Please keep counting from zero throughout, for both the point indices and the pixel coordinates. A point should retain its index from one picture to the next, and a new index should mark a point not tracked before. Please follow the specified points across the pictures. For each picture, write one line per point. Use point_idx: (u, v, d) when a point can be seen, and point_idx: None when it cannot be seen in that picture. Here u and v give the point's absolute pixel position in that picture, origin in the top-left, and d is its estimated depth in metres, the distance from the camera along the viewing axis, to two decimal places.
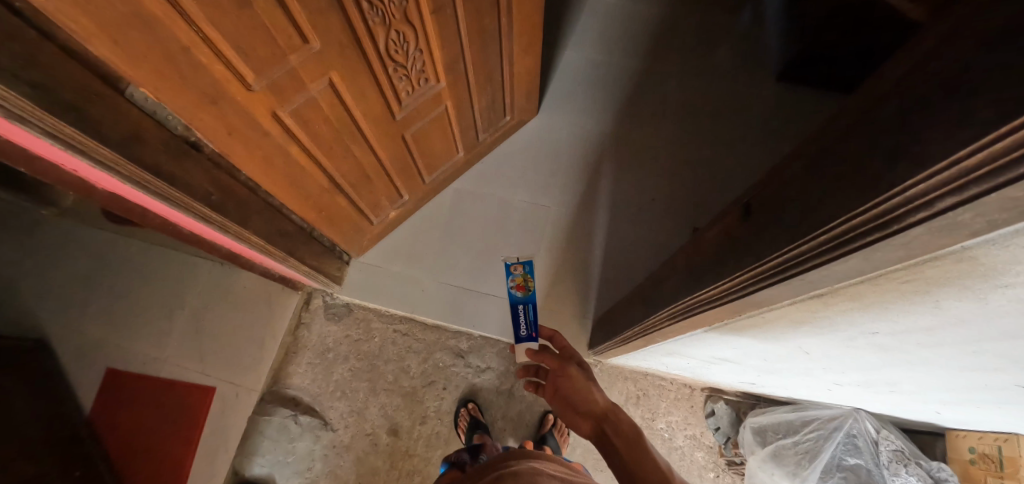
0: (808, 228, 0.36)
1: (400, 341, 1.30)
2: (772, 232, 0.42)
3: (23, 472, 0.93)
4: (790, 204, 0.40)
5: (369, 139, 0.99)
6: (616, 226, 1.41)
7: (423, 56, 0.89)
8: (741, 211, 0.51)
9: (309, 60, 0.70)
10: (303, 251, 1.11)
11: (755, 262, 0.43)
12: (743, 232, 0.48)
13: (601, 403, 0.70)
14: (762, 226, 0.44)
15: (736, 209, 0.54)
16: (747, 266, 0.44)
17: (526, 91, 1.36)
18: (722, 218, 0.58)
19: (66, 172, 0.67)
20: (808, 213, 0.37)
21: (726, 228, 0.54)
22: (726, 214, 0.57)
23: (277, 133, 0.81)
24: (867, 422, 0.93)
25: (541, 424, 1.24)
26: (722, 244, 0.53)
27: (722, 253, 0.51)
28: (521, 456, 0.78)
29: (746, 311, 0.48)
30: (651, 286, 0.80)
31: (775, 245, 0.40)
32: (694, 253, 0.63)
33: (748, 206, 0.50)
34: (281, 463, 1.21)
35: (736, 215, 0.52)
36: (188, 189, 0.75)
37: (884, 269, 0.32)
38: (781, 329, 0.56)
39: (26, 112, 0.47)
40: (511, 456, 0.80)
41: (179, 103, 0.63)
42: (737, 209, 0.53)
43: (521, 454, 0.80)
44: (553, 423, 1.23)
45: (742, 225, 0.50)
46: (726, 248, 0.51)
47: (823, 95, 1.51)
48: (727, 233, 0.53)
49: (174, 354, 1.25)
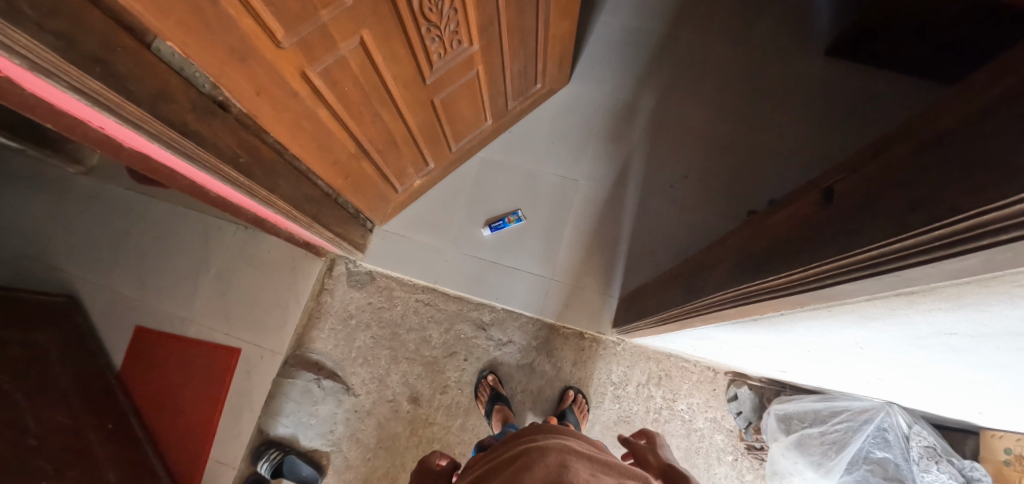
0: (905, 218, 0.32)
1: (422, 310, 1.30)
2: (865, 219, 0.36)
3: (61, 423, 0.97)
4: (889, 189, 0.35)
5: (397, 104, 0.95)
6: (645, 204, 1.36)
7: (458, 16, 0.82)
8: (821, 195, 0.45)
9: (341, 16, 0.65)
10: (328, 217, 1.09)
11: (836, 251, 0.39)
12: (824, 217, 0.43)
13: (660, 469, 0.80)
14: (848, 213, 0.39)
15: (815, 193, 0.48)
16: (826, 256, 0.40)
17: (559, 58, 1.29)
18: (793, 203, 0.53)
19: (94, 129, 0.64)
20: (909, 196, 0.32)
21: (798, 214, 0.49)
22: (799, 199, 0.51)
23: (306, 94, 0.77)
24: (899, 417, 0.91)
25: (561, 399, 1.22)
26: (792, 230, 0.48)
27: (792, 240, 0.47)
28: (548, 431, 0.79)
29: (811, 304, 0.45)
30: (691, 268, 0.76)
31: (863, 234, 0.36)
32: (752, 237, 0.58)
33: (831, 190, 0.44)
34: (304, 425, 1.23)
35: (814, 200, 0.46)
36: (214, 150, 0.71)
37: (986, 280, 0.27)
38: (839, 323, 0.52)
39: (51, 63, 0.44)
40: (538, 429, 0.81)
41: (206, 59, 0.60)
42: (816, 192, 0.48)
43: (548, 428, 0.81)
44: (573, 400, 1.21)
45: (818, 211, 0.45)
46: (799, 235, 0.46)
47: (875, 72, 1.41)
48: (801, 218, 0.48)
49: (199, 314, 1.27)
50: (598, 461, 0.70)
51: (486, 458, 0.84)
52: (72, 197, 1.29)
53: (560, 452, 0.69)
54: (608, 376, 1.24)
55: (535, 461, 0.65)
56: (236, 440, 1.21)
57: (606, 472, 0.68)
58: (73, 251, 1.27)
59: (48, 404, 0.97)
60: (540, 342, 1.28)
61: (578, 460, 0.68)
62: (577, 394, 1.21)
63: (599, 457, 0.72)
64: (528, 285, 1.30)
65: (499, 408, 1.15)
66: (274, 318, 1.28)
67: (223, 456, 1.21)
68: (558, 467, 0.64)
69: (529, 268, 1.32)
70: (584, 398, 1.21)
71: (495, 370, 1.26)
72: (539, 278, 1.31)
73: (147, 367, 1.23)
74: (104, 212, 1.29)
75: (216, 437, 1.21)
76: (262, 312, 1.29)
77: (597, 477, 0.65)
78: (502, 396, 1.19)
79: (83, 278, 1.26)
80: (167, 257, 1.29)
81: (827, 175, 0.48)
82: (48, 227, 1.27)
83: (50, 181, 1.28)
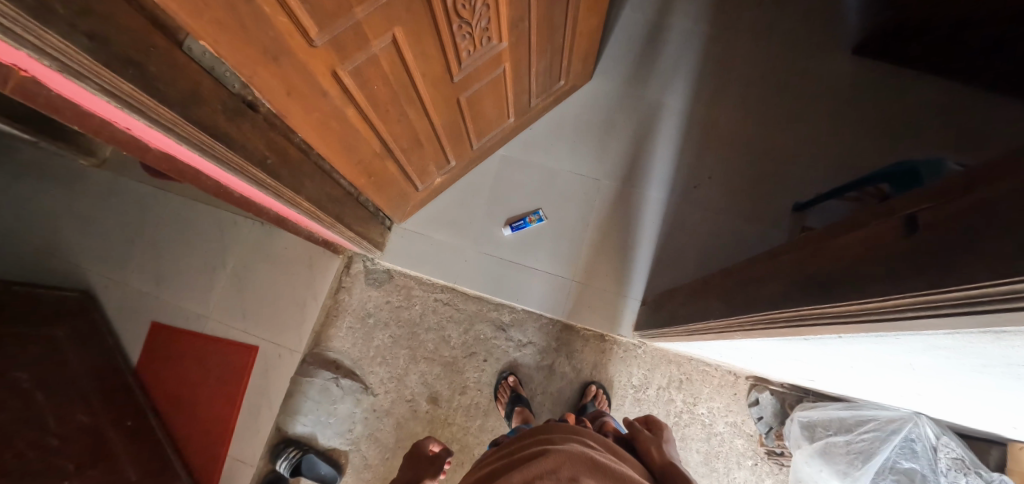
0: None
1: (441, 309, 1.29)
2: (931, 253, 0.35)
3: (80, 421, 0.97)
4: (963, 211, 0.33)
5: (424, 102, 0.92)
6: (668, 206, 1.34)
7: (490, 12, 0.79)
8: (904, 225, 0.40)
9: (376, 12, 0.62)
10: (350, 217, 1.07)
11: (901, 283, 0.37)
12: (903, 247, 0.39)
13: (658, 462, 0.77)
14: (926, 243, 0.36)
15: (888, 219, 0.44)
16: (892, 290, 0.37)
17: (584, 54, 1.25)
18: (864, 226, 0.48)
19: (121, 130, 0.61)
20: (977, 219, 0.31)
21: (872, 241, 0.44)
22: (871, 223, 0.47)
23: (336, 94, 0.74)
24: (927, 427, 0.91)
25: (582, 394, 1.22)
26: (860, 255, 0.45)
27: (855, 266, 0.45)
28: (565, 432, 0.78)
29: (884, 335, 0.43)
30: (732, 280, 0.74)
31: None
32: (811, 256, 0.55)
33: (916, 220, 0.39)
34: (323, 424, 1.22)
35: (893, 228, 0.42)
36: (243, 152, 0.69)
37: None
38: (899, 348, 0.50)
39: (84, 65, 0.42)
40: (556, 430, 0.80)
41: (238, 58, 0.57)
42: (885, 217, 0.45)
43: (564, 429, 0.80)
44: (594, 395, 1.20)
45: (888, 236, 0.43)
46: (872, 264, 0.42)
47: (906, 73, 1.38)
48: (876, 244, 0.44)
49: (215, 311, 1.26)
50: (611, 475, 0.64)
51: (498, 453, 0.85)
52: (87, 189, 1.26)
53: (572, 464, 0.64)
54: (628, 379, 1.23)
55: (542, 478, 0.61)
56: (255, 438, 1.21)
57: None
58: (88, 244, 1.25)
59: (67, 401, 0.96)
60: (560, 343, 1.27)
61: (590, 474, 0.63)
62: (599, 389, 1.21)
63: (614, 468, 0.65)
64: (547, 286, 1.29)
65: (519, 409, 1.14)
66: (291, 316, 1.27)
67: (241, 454, 1.20)
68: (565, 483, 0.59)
69: (549, 269, 1.30)
70: (605, 393, 1.21)
71: (515, 372, 1.25)
72: (560, 279, 1.29)
73: (163, 365, 1.22)
74: (119, 206, 1.27)
75: (234, 436, 1.21)
76: (279, 310, 1.27)
77: None
78: (522, 398, 1.18)
79: (98, 273, 1.24)
80: (183, 252, 1.27)
81: (910, 198, 0.44)
82: (63, 220, 1.25)
83: (64, 174, 1.26)
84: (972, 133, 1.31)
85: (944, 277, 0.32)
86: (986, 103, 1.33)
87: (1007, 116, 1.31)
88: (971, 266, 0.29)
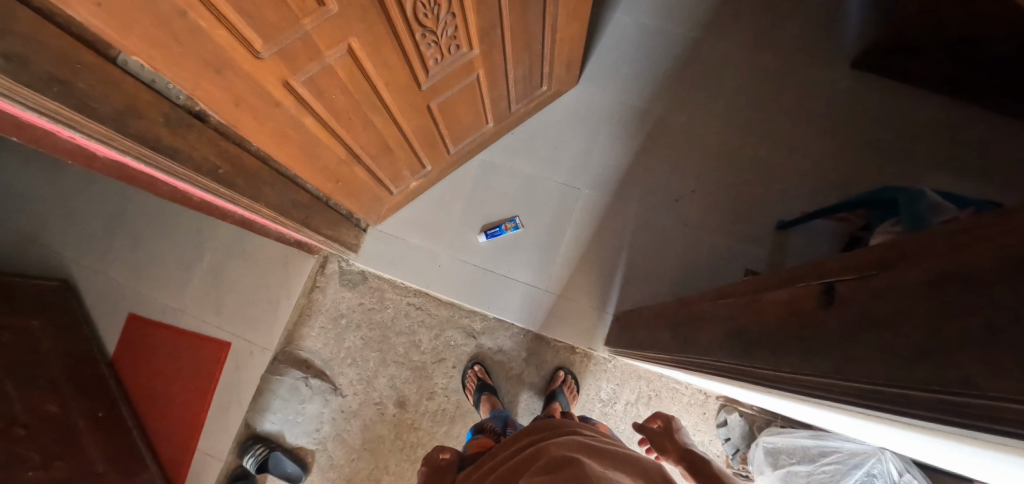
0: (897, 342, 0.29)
1: (413, 314, 1.28)
2: (846, 334, 0.33)
3: (50, 412, 0.98)
4: (887, 294, 0.31)
5: (391, 110, 0.91)
6: (649, 218, 1.31)
7: (456, 21, 0.77)
8: (822, 293, 0.39)
9: (325, 24, 0.61)
10: (318, 221, 1.07)
11: (817, 360, 0.35)
12: (820, 320, 0.37)
13: (677, 454, 0.80)
14: (841, 320, 0.35)
15: (812, 281, 0.42)
16: (806, 365, 0.37)
17: (568, 59, 1.22)
18: (790, 285, 0.46)
19: (64, 139, 0.61)
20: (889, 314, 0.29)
21: (794, 303, 0.42)
22: (799, 282, 0.45)
23: (290, 104, 0.73)
24: (890, 464, 0.90)
25: (551, 381, 1.23)
26: (782, 315, 0.43)
27: (776, 326, 0.43)
28: (565, 426, 0.77)
29: (799, 399, 0.41)
30: (684, 311, 0.72)
31: (853, 351, 0.32)
32: (744, 304, 0.52)
33: (834, 291, 0.38)
34: (291, 422, 1.24)
35: (813, 295, 0.40)
36: (190, 163, 0.68)
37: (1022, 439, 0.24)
38: (822, 408, 0.49)
39: (2, 86, 0.42)
40: (550, 426, 0.78)
41: (178, 72, 0.56)
42: (813, 277, 0.43)
43: (568, 423, 0.79)
44: (562, 381, 1.21)
45: (806, 297, 0.41)
46: (792, 331, 0.40)
47: (903, 89, 1.33)
48: (797, 309, 0.41)
49: (190, 306, 1.27)
50: (612, 455, 0.64)
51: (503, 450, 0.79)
52: (68, 178, 1.27)
53: (572, 448, 0.65)
54: (597, 393, 1.22)
55: (545, 464, 0.60)
56: (223, 433, 1.23)
57: (621, 469, 0.61)
58: (67, 233, 1.25)
59: (39, 393, 0.98)
60: (530, 353, 1.26)
61: (590, 455, 0.63)
62: (567, 375, 1.22)
63: (615, 452, 0.66)
64: (521, 295, 1.28)
65: (487, 397, 1.14)
66: (264, 315, 1.27)
67: (210, 449, 1.22)
68: (568, 461, 0.59)
69: (523, 278, 1.29)
70: (574, 378, 1.22)
71: (482, 360, 1.25)
72: (533, 288, 1.28)
73: (136, 357, 1.23)
74: (98, 197, 1.27)
75: (204, 430, 1.23)
76: (253, 307, 1.28)
77: (611, 471, 0.59)
78: (490, 385, 1.18)
79: (76, 263, 1.25)
80: (161, 246, 1.28)
81: (834, 262, 0.42)
82: (42, 208, 1.25)
83: (46, 162, 1.27)
84: (970, 156, 1.26)
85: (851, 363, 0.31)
86: (987, 125, 1.27)
87: (1007, 137, 1.26)
88: (896, 361, 0.28)
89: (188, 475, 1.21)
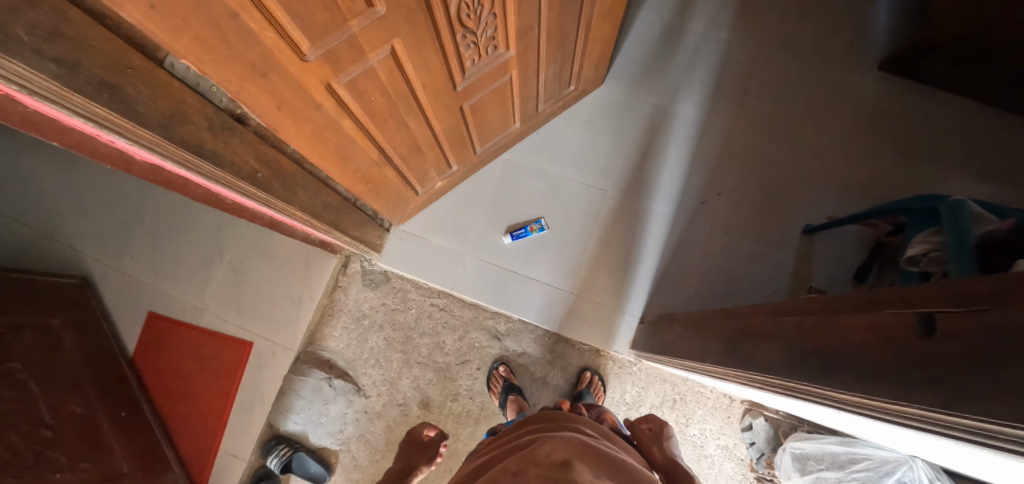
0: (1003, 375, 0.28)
1: (436, 315, 1.27)
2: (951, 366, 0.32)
3: (76, 413, 0.97)
4: (997, 329, 0.30)
5: (425, 111, 0.89)
6: (675, 221, 1.30)
7: (497, 21, 0.75)
8: (918, 322, 0.38)
9: (372, 25, 0.58)
10: (345, 222, 1.05)
11: (914, 391, 0.35)
12: (917, 351, 0.36)
13: (658, 457, 0.79)
14: (944, 352, 0.34)
15: (901, 307, 0.41)
16: (903, 395, 0.36)
17: (597, 59, 1.20)
18: (873, 308, 0.45)
19: (104, 143, 0.59)
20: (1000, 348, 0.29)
21: (882, 329, 0.41)
22: (884, 307, 0.44)
23: (330, 106, 0.71)
24: (921, 471, 0.91)
25: (577, 382, 1.23)
26: (870, 342, 0.42)
27: (862, 352, 0.42)
28: (556, 420, 0.74)
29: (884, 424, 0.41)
30: (733, 324, 0.71)
31: (953, 382, 0.32)
32: (815, 324, 0.52)
33: (934, 322, 0.36)
34: (314, 423, 1.23)
35: (907, 324, 0.39)
36: (231, 168, 0.67)
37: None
38: (895, 429, 0.48)
39: (53, 92, 0.40)
40: (547, 418, 0.76)
41: (224, 75, 0.54)
42: (902, 302, 0.42)
43: (552, 416, 0.77)
44: (589, 381, 1.21)
45: (897, 323, 0.40)
46: (884, 359, 0.39)
47: (933, 93, 1.31)
48: (887, 336, 0.40)
49: (211, 304, 1.25)
50: (604, 457, 0.60)
51: (494, 442, 0.79)
52: (85, 173, 1.24)
53: (563, 448, 0.61)
54: (622, 396, 1.22)
55: (533, 467, 0.57)
56: (246, 433, 1.22)
57: (612, 475, 0.57)
58: (86, 230, 1.23)
59: (62, 392, 0.96)
60: (554, 356, 1.26)
61: (581, 459, 0.59)
62: (594, 375, 1.22)
63: (608, 453, 0.62)
64: (546, 298, 1.27)
65: (513, 398, 1.12)
66: (287, 314, 1.26)
67: (232, 449, 1.22)
68: (553, 473, 0.55)
69: (548, 279, 1.28)
70: (601, 380, 1.21)
71: (507, 361, 1.25)
72: (558, 291, 1.27)
73: (157, 356, 1.22)
74: (117, 194, 1.25)
75: (225, 430, 1.22)
76: (275, 307, 1.26)
77: (600, 482, 0.54)
78: (515, 387, 1.17)
79: (95, 260, 1.23)
80: (181, 244, 1.26)
81: (928, 288, 0.40)
82: (60, 204, 1.23)
83: (64, 158, 1.24)
84: (999, 162, 1.25)
85: (965, 399, 0.30)
86: (1018, 131, 1.26)
87: None
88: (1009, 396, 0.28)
89: (209, 475, 1.21)
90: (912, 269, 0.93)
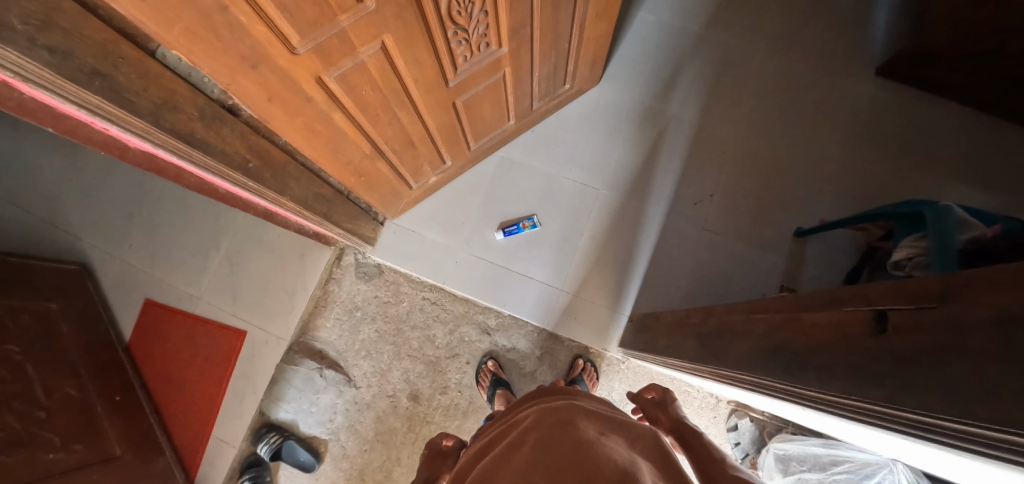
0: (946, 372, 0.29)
1: (428, 308, 1.29)
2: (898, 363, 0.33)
3: (72, 395, 0.99)
4: (940, 328, 0.31)
5: (417, 106, 0.90)
6: (667, 221, 1.31)
7: (488, 18, 0.76)
8: (873, 321, 0.38)
9: (361, 21, 0.59)
10: (338, 214, 1.07)
11: (862, 387, 0.36)
12: (869, 349, 0.37)
13: (666, 423, 0.80)
14: (892, 350, 0.35)
15: (861, 307, 0.42)
16: (852, 389, 0.37)
17: (592, 58, 1.21)
18: (835, 307, 0.46)
19: (98, 131, 0.61)
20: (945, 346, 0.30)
21: (840, 328, 0.42)
22: (844, 306, 0.44)
23: (321, 99, 0.72)
24: (902, 475, 0.91)
25: (570, 369, 1.24)
26: (827, 339, 0.43)
27: (820, 349, 0.43)
28: (559, 392, 0.75)
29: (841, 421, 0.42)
30: (711, 322, 0.72)
31: (899, 380, 0.32)
32: (783, 322, 0.53)
33: (887, 321, 0.37)
34: (305, 412, 1.25)
35: (863, 321, 0.39)
36: (222, 157, 0.68)
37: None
38: (857, 427, 0.49)
39: (47, 80, 0.41)
40: (553, 390, 0.76)
41: (215, 67, 0.55)
42: (861, 301, 0.43)
43: (557, 389, 0.77)
44: (582, 368, 1.23)
45: (855, 322, 0.41)
46: (838, 356, 0.40)
47: (929, 100, 1.31)
48: (844, 334, 0.41)
49: (207, 292, 1.27)
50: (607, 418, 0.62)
51: (495, 424, 0.79)
52: (87, 162, 1.27)
53: (569, 409, 0.62)
54: (609, 393, 1.23)
55: (538, 429, 0.58)
56: (238, 419, 1.24)
57: (617, 432, 0.58)
58: (86, 218, 1.25)
59: (59, 375, 0.98)
60: (543, 351, 1.27)
61: (586, 418, 0.60)
62: (586, 362, 1.23)
63: (612, 416, 0.63)
64: (536, 295, 1.28)
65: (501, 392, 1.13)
66: (281, 303, 1.28)
67: (224, 435, 1.24)
68: (558, 431, 0.56)
69: (539, 276, 1.29)
70: (593, 366, 1.23)
71: (496, 356, 1.26)
72: (549, 288, 1.28)
73: (152, 341, 1.24)
74: (117, 183, 1.27)
75: (219, 416, 1.24)
76: (270, 297, 1.28)
77: (605, 436, 0.56)
78: (504, 381, 1.18)
79: (94, 247, 1.25)
80: (178, 232, 1.28)
81: (887, 288, 0.41)
82: (62, 191, 1.25)
83: (67, 147, 1.27)
84: (993, 170, 1.25)
85: (908, 396, 0.31)
86: (1014, 140, 1.26)
87: None
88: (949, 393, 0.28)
89: (202, 459, 1.23)
90: (898, 273, 0.94)
